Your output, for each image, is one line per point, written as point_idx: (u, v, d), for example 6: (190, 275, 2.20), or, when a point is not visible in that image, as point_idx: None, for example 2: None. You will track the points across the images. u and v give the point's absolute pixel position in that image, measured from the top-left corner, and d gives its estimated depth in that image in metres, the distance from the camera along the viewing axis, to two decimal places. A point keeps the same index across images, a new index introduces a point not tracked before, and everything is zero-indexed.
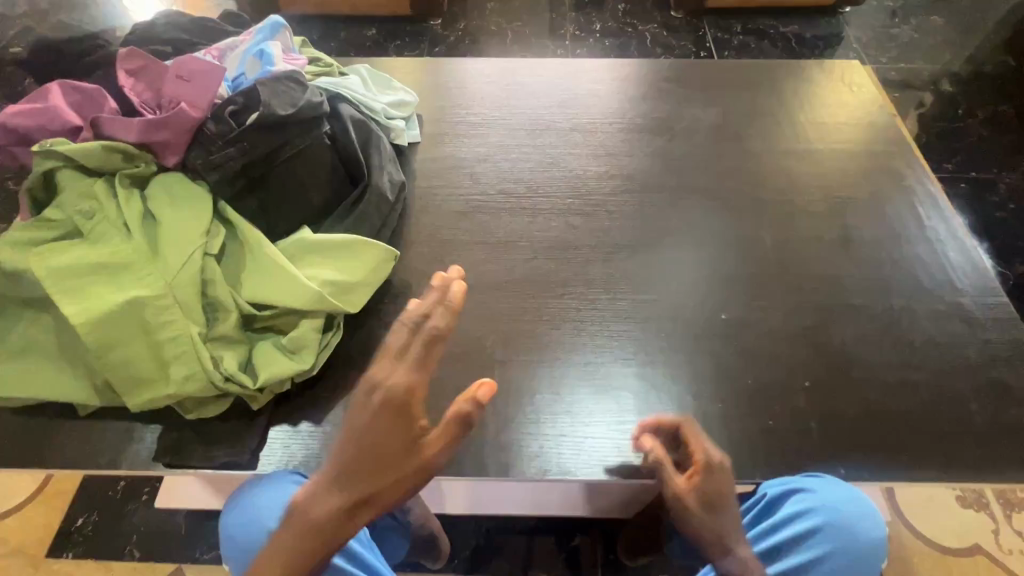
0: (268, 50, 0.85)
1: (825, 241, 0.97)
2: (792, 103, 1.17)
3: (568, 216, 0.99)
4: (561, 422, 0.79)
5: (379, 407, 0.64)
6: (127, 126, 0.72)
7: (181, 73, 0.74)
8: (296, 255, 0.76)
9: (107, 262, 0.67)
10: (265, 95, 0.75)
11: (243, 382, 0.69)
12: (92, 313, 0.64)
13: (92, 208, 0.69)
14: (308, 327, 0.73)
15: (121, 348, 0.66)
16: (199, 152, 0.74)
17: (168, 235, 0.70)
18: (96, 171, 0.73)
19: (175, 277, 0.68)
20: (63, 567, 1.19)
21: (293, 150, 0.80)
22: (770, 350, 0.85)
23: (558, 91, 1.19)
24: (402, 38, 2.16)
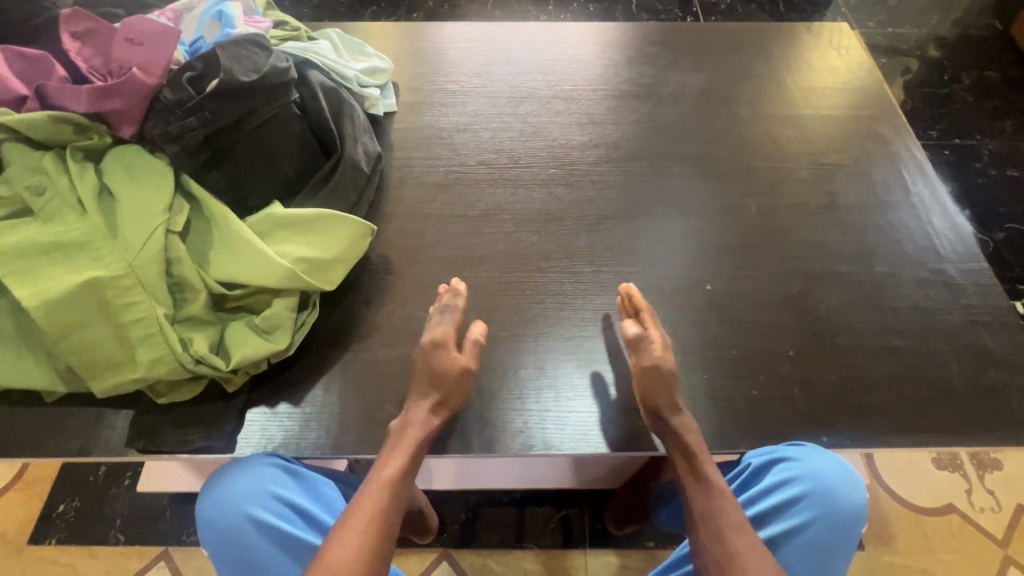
0: (229, 11, 0.80)
1: (810, 208, 0.95)
2: (779, 67, 1.15)
3: (552, 187, 0.97)
4: (549, 397, 0.78)
5: (436, 350, 0.74)
6: (74, 94, 0.66)
7: (131, 36, 0.69)
8: (266, 231, 0.73)
9: (62, 242, 0.63)
10: (225, 60, 0.71)
11: (215, 364, 0.67)
12: (49, 295, 0.61)
13: (42, 183, 0.65)
14: (281, 305, 0.70)
15: (83, 332, 0.63)
16: (157, 123, 0.69)
17: (127, 211, 0.66)
18: (45, 144, 0.68)
19: (137, 256, 0.64)
20: (46, 554, 1.17)
21: (259, 119, 0.75)
22: (756, 320, 0.84)
23: (539, 57, 1.15)
24: (378, 3, 2.06)
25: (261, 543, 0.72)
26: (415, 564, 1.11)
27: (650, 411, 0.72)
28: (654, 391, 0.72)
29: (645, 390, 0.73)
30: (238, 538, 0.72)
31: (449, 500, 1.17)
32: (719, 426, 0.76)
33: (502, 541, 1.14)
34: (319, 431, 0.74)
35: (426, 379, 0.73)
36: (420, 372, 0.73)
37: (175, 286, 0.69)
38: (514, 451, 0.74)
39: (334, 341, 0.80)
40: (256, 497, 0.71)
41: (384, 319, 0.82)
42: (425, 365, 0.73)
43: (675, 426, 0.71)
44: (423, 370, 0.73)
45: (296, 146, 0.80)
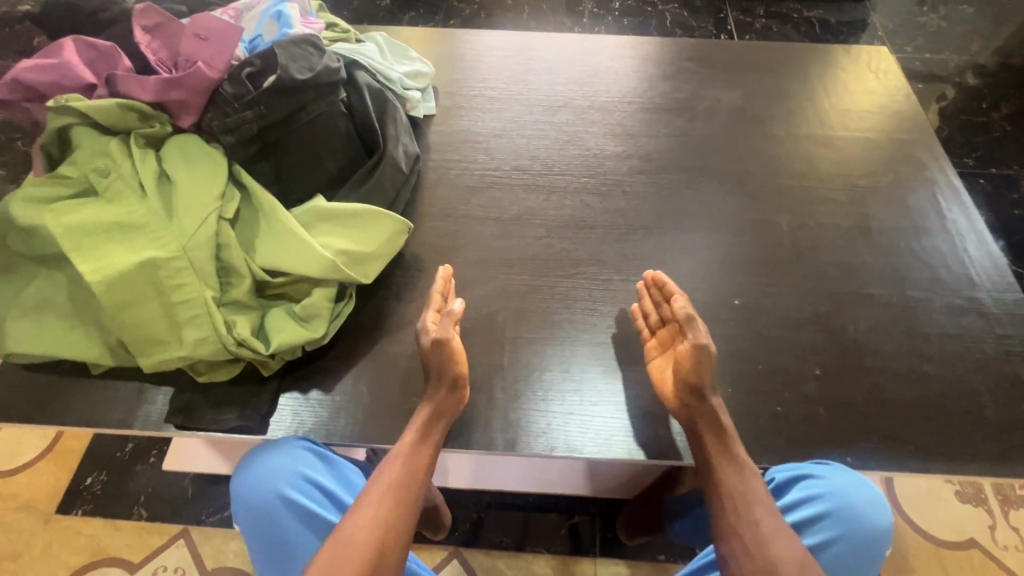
0: (287, 11, 0.83)
1: (843, 229, 0.95)
2: (816, 88, 1.15)
3: (584, 195, 0.98)
4: (572, 401, 0.79)
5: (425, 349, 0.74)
6: (142, 84, 0.70)
7: (198, 31, 0.73)
8: (310, 223, 0.75)
9: (123, 222, 0.66)
10: (283, 58, 0.74)
11: (256, 347, 0.69)
12: (106, 272, 0.64)
13: (107, 166, 0.69)
14: (319, 295, 0.73)
15: (135, 309, 0.66)
16: (215, 115, 0.73)
17: (183, 197, 0.69)
18: (110, 130, 0.72)
19: (191, 239, 0.67)
20: (72, 524, 1.21)
21: (309, 116, 0.79)
22: (784, 337, 0.84)
23: (576, 68, 1.17)
24: (418, 8, 2.11)
25: (288, 522, 0.74)
26: (426, 560, 1.13)
27: (691, 395, 0.71)
28: (695, 371, 0.71)
29: (686, 368, 0.72)
30: (267, 517, 0.74)
31: (463, 500, 1.19)
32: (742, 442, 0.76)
33: (511, 543, 1.15)
34: (347, 420, 0.76)
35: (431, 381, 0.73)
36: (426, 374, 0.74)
37: (223, 271, 0.72)
38: (536, 452, 0.75)
39: (366, 334, 0.82)
40: (287, 477, 0.74)
41: (413, 315, 0.84)
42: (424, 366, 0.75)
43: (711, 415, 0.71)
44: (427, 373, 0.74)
45: (341, 142, 0.83)
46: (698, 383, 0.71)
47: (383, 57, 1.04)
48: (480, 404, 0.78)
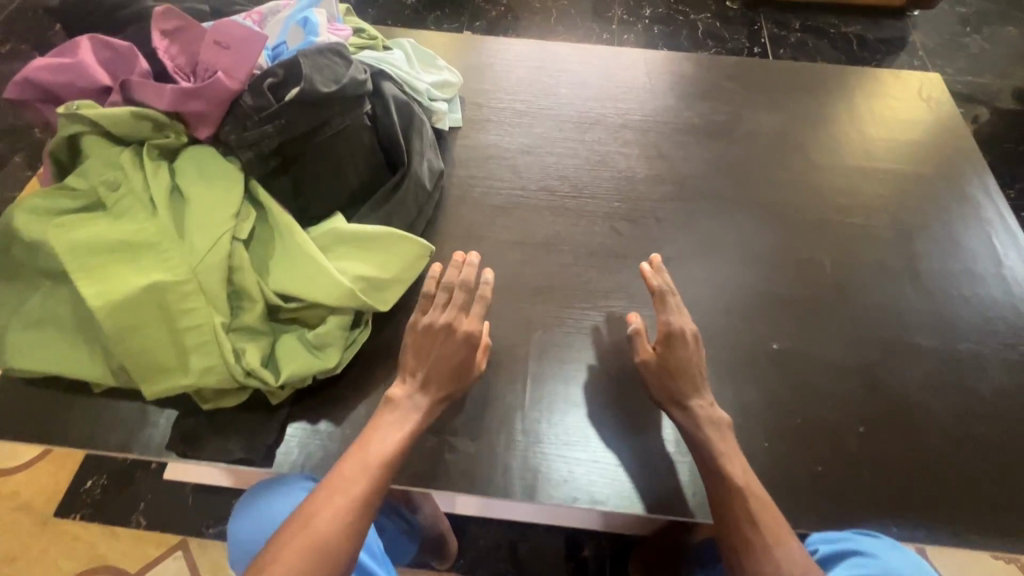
0: (314, 17, 0.79)
1: (890, 270, 0.89)
2: (863, 115, 1.09)
3: (614, 221, 0.93)
4: (594, 448, 0.74)
5: (461, 344, 0.70)
6: (158, 92, 0.66)
7: (220, 39, 0.68)
8: (327, 246, 0.71)
9: (130, 241, 0.63)
10: (307, 68, 0.70)
11: (265, 377, 0.65)
12: (110, 296, 0.60)
13: (118, 179, 0.65)
14: (334, 324, 0.69)
15: (139, 335, 0.62)
16: (234, 127, 0.69)
17: (195, 214, 0.65)
18: (123, 140, 0.68)
19: (200, 262, 0.63)
20: (70, 529, 1.18)
21: (332, 130, 0.74)
22: (825, 387, 0.78)
23: (609, 83, 1.12)
24: (443, 8, 2.07)
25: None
26: None
27: (670, 403, 0.71)
28: (662, 386, 0.72)
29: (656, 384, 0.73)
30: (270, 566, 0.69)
31: (470, 527, 1.14)
32: (779, 502, 0.71)
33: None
34: None
35: (444, 377, 0.70)
36: (439, 364, 0.69)
37: (234, 294, 0.68)
38: (556, 502, 0.70)
39: (381, 363, 0.77)
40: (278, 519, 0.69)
41: None
42: (440, 356, 0.70)
43: (695, 421, 0.69)
44: (443, 367, 0.69)
45: (364, 157, 0.79)
46: (679, 391, 0.71)
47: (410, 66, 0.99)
48: (498, 445, 0.74)
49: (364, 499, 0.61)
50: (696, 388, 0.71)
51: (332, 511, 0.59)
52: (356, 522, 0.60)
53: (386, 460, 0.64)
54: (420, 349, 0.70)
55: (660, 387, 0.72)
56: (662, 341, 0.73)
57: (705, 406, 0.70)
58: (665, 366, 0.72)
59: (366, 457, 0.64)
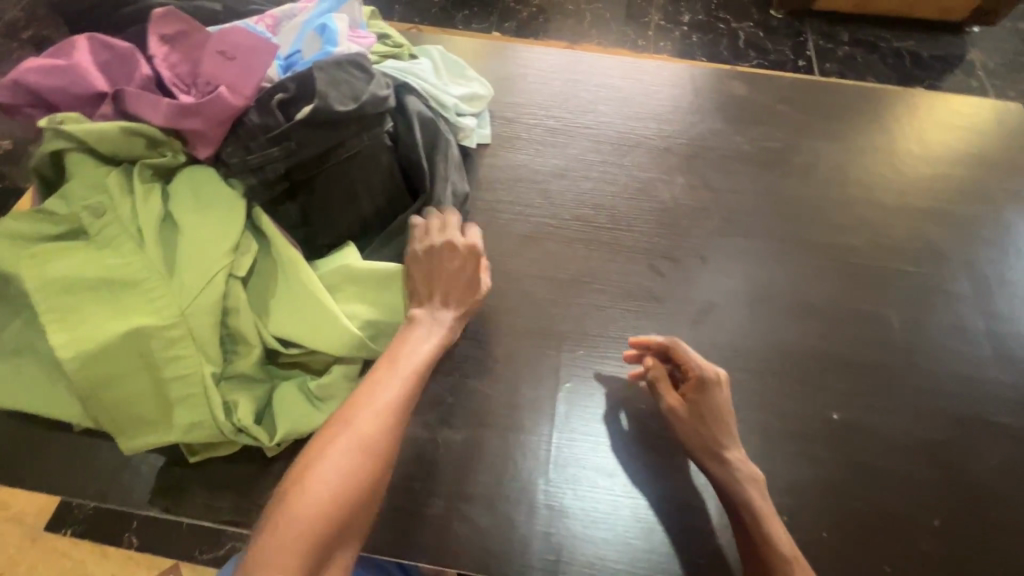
0: (333, 24, 0.71)
1: (965, 331, 0.80)
2: (935, 148, 0.98)
3: (655, 259, 0.84)
4: (623, 526, 0.65)
5: (466, 256, 0.65)
6: (154, 106, 0.59)
7: (225, 49, 0.62)
8: (336, 285, 0.64)
9: (115, 279, 0.58)
10: (322, 84, 0.62)
11: (257, 435, 0.60)
12: (93, 341, 0.56)
13: (104, 204, 0.60)
14: (337, 375, 0.62)
15: (122, 385, 0.57)
16: (238, 150, 0.62)
17: (188, 248, 0.59)
18: (113, 158, 0.62)
19: (190, 305, 0.58)
20: (59, 546, 1.13)
21: (347, 153, 0.66)
22: (892, 468, 0.69)
23: (652, 100, 1.02)
24: (470, 6, 1.98)
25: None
26: None
27: (707, 455, 0.65)
28: (700, 437, 0.65)
29: (691, 436, 0.66)
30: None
31: None
32: None
33: None
34: None
35: (459, 291, 0.65)
36: (452, 278, 0.65)
37: (228, 337, 0.62)
38: None
39: None
40: None
41: (447, 394, 0.72)
42: (448, 268, 0.64)
43: (732, 474, 0.63)
44: (455, 280, 0.65)
45: (382, 182, 0.70)
46: (716, 442, 0.65)
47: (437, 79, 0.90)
48: (517, 516, 0.65)
49: (403, 404, 0.57)
50: (731, 438, 0.65)
51: (373, 411, 0.55)
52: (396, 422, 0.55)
53: (422, 364, 0.59)
54: (427, 271, 0.64)
55: (697, 438, 0.65)
56: (694, 388, 0.67)
57: (741, 460, 0.65)
58: (699, 413, 0.66)
59: (400, 363, 0.59)
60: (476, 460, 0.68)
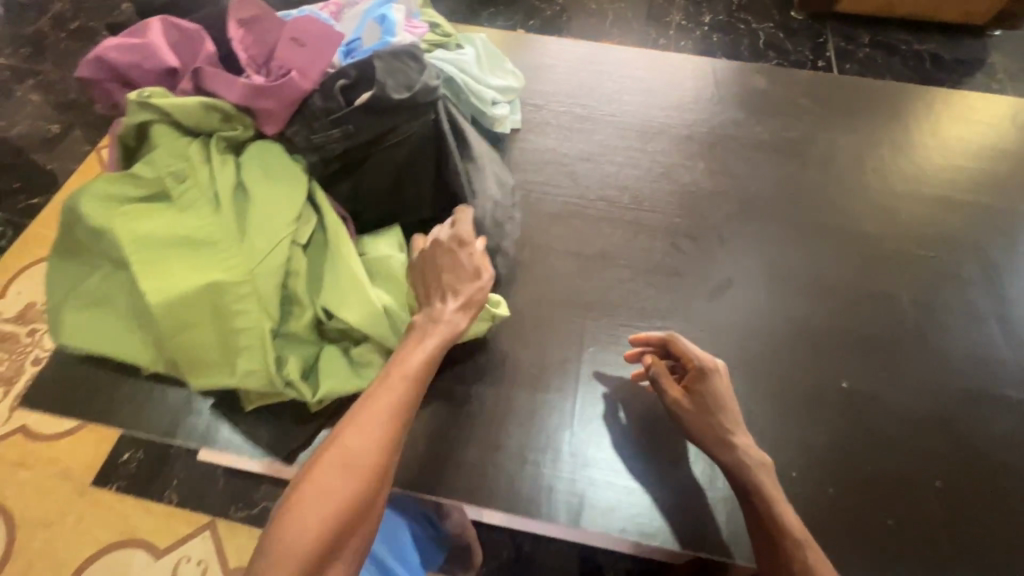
0: (392, 16, 0.77)
1: (974, 313, 0.83)
2: (949, 141, 1.01)
3: (676, 238, 0.89)
4: (642, 476, 0.70)
5: (457, 249, 0.68)
6: (229, 85, 0.66)
7: (296, 36, 0.68)
8: (375, 270, 0.72)
9: (195, 236, 0.64)
10: (380, 73, 0.68)
11: (303, 391, 0.66)
12: (172, 288, 0.62)
13: (185, 171, 0.67)
14: (376, 347, 0.69)
15: (195, 330, 0.64)
16: (302, 128, 0.68)
17: (256, 215, 0.66)
18: (192, 130, 0.69)
19: (258, 265, 0.64)
20: (105, 499, 1.21)
21: (398, 137, 0.71)
22: (899, 435, 0.73)
23: (675, 92, 1.07)
24: (496, 4, 2.04)
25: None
26: None
27: (713, 442, 0.65)
28: (702, 423, 0.66)
29: (693, 423, 0.66)
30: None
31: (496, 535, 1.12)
32: (842, 553, 0.67)
33: None
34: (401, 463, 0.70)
35: (457, 283, 0.67)
36: (447, 273, 0.67)
37: (287, 297, 0.68)
38: (601, 530, 0.67)
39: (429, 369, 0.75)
40: None
41: (480, 355, 0.78)
42: (444, 265, 0.67)
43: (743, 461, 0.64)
44: (451, 273, 0.67)
45: (430, 167, 0.75)
46: (720, 427, 0.65)
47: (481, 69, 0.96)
48: (545, 465, 0.71)
49: (397, 414, 0.58)
50: (736, 424, 0.66)
51: (368, 424, 0.57)
52: (390, 434, 0.57)
53: (417, 371, 0.61)
54: (427, 271, 0.67)
55: (700, 427, 0.66)
56: (694, 378, 0.68)
57: (748, 445, 0.65)
58: (700, 401, 0.67)
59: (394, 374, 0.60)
60: (507, 414, 0.74)
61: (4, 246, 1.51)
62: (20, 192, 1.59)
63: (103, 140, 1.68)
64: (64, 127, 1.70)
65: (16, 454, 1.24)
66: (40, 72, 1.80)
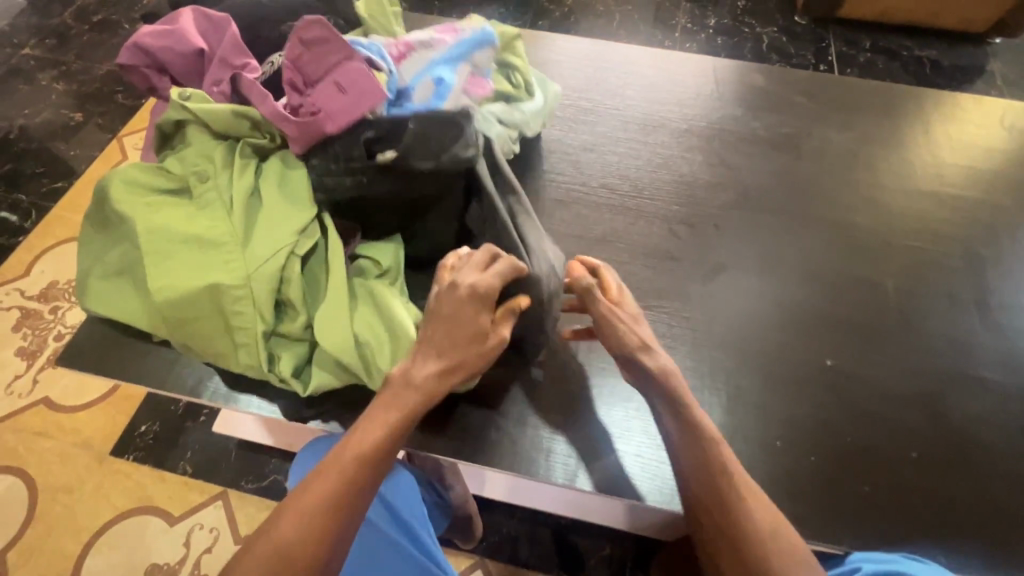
0: (451, 80, 0.83)
1: (955, 299, 0.88)
2: (939, 139, 1.06)
3: (673, 224, 0.94)
4: (635, 442, 0.75)
5: (464, 301, 0.66)
6: (262, 98, 0.72)
7: (343, 83, 0.69)
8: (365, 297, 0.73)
9: (202, 235, 0.69)
10: (409, 136, 0.68)
11: (293, 386, 0.71)
12: (180, 279, 0.67)
13: (210, 172, 0.73)
14: (358, 363, 0.70)
15: (198, 322, 0.69)
16: (321, 164, 0.71)
17: (263, 226, 0.70)
18: (223, 134, 0.76)
19: (255, 271, 0.68)
20: (122, 468, 1.26)
21: (420, 195, 0.73)
22: (879, 410, 0.78)
23: (677, 88, 1.12)
24: (507, 4, 2.09)
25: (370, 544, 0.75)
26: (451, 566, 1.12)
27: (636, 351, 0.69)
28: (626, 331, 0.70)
29: (616, 330, 0.71)
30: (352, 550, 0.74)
31: (498, 510, 1.16)
32: (821, 516, 0.71)
33: (539, 564, 1.12)
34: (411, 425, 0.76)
35: (450, 339, 0.66)
36: (444, 325, 0.66)
37: (284, 303, 0.72)
38: (595, 490, 0.73)
39: None
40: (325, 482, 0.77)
41: None
42: (445, 317, 0.66)
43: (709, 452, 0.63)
44: (447, 326, 0.66)
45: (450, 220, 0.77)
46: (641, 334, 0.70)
47: (540, 100, 0.97)
48: (545, 431, 0.76)
49: (342, 492, 0.59)
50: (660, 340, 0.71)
51: (313, 497, 0.59)
52: (333, 512, 0.58)
53: (370, 448, 0.61)
54: (428, 314, 0.67)
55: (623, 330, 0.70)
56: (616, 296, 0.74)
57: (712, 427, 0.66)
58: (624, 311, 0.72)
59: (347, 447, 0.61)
60: (510, 383, 0.79)
61: (29, 227, 1.57)
62: (44, 176, 1.66)
63: (124, 128, 1.74)
64: (87, 114, 1.76)
65: (39, 423, 1.30)
66: (65, 62, 1.87)
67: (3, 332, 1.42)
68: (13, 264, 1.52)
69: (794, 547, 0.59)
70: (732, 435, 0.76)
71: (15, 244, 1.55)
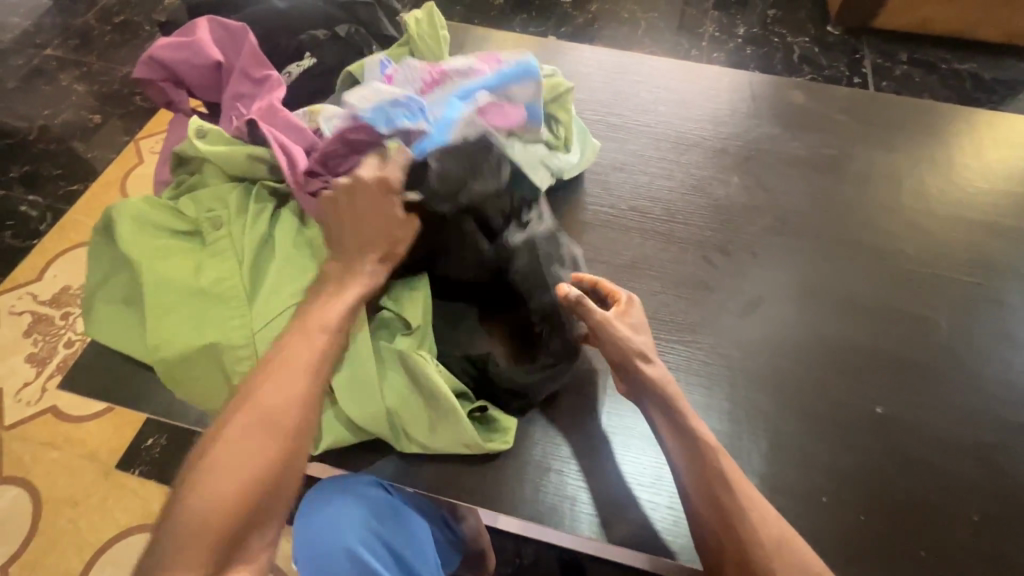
0: (454, 115, 0.74)
1: (1017, 341, 0.81)
2: (994, 163, 0.99)
3: (707, 251, 0.88)
4: (667, 492, 0.70)
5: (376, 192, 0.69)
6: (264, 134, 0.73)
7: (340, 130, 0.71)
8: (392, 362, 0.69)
9: (211, 288, 0.67)
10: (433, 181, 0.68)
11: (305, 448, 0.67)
12: (186, 332, 0.65)
13: (222, 218, 0.71)
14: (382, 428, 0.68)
15: (201, 376, 0.66)
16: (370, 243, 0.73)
17: (272, 282, 0.68)
18: (239, 177, 0.75)
19: (258, 328, 0.66)
20: (128, 483, 1.23)
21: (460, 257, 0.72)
22: (934, 464, 0.71)
23: (712, 104, 1.06)
24: (529, 11, 2.05)
25: None
26: None
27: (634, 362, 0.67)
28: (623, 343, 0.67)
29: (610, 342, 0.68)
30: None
31: (511, 541, 1.11)
32: None
33: None
34: (427, 464, 0.71)
35: (374, 236, 0.69)
36: (359, 225, 0.68)
37: None
38: (626, 544, 0.67)
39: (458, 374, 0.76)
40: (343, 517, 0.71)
41: None
42: (354, 209, 0.68)
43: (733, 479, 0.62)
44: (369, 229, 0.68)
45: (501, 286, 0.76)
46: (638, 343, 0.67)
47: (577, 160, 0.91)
48: (568, 473, 0.71)
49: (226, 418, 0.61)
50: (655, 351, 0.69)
51: (223, 442, 0.60)
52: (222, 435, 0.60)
53: (265, 385, 0.61)
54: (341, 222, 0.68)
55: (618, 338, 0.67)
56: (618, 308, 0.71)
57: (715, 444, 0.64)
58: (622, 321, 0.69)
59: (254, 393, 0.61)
60: (533, 423, 0.74)
61: (44, 230, 1.55)
62: (60, 178, 1.64)
63: (140, 131, 1.72)
64: (104, 117, 1.75)
65: (47, 433, 1.28)
66: (85, 63, 1.86)
67: (13, 338, 1.40)
68: (27, 268, 1.50)
69: (805, 558, 0.59)
70: (773, 486, 0.70)
71: (30, 248, 1.53)
